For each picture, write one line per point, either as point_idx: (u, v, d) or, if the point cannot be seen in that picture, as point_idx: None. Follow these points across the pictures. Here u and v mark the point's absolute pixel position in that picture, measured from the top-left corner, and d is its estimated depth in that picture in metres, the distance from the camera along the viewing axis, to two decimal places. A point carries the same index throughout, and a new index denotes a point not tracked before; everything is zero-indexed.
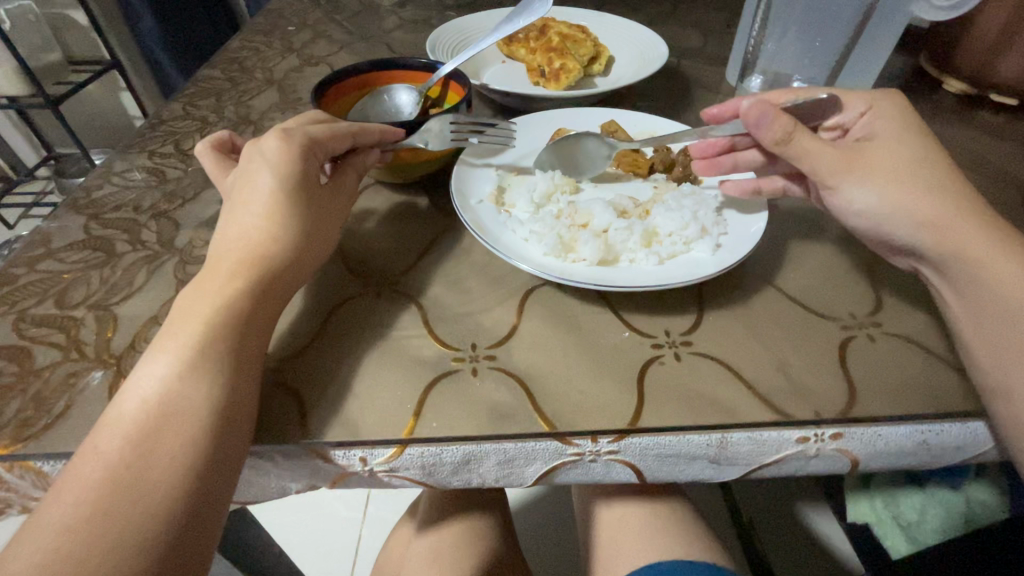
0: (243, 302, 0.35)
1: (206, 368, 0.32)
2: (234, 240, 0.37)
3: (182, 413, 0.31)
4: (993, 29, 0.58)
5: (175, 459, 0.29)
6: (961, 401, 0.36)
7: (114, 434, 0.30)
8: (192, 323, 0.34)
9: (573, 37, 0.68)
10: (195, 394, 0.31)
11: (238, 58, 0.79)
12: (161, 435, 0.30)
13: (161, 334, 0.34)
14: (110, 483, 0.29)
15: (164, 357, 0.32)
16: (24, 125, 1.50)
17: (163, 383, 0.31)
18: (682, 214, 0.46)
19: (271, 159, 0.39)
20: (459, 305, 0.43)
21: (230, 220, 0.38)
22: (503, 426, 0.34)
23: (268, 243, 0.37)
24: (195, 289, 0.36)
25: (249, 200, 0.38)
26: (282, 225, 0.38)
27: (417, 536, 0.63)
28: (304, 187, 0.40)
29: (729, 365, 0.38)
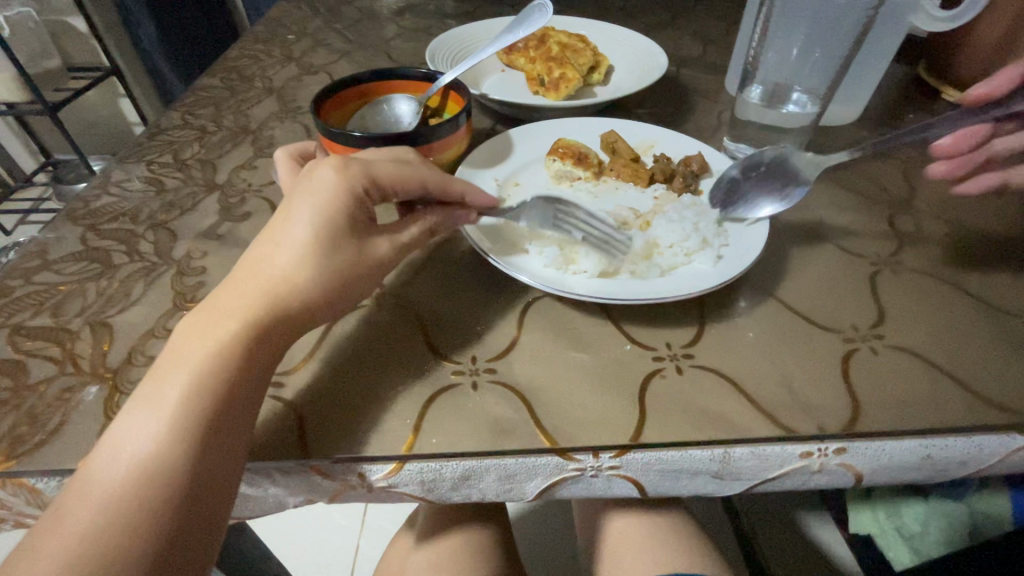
0: (243, 349, 0.33)
1: (192, 429, 0.30)
2: (260, 276, 0.35)
3: (163, 479, 0.29)
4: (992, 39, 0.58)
5: (151, 530, 0.28)
6: (965, 415, 0.36)
7: (91, 495, 0.29)
8: (186, 370, 0.32)
9: (572, 46, 0.68)
10: (177, 457, 0.30)
11: (237, 66, 0.78)
12: (139, 501, 0.29)
13: (149, 380, 0.32)
14: (82, 550, 0.28)
15: (152, 409, 0.31)
16: (23, 132, 1.50)
17: (145, 441, 0.30)
18: (684, 228, 0.46)
19: (320, 194, 0.37)
20: (459, 318, 0.42)
21: (262, 250, 0.36)
22: (503, 442, 0.34)
23: (290, 286, 0.35)
24: (192, 327, 0.34)
25: (289, 231, 0.36)
26: (311, 270, 0.35)
27: (416, 548, 0.63)
28: (350, 230, 0.37)
29: (731, 378, 0.38)
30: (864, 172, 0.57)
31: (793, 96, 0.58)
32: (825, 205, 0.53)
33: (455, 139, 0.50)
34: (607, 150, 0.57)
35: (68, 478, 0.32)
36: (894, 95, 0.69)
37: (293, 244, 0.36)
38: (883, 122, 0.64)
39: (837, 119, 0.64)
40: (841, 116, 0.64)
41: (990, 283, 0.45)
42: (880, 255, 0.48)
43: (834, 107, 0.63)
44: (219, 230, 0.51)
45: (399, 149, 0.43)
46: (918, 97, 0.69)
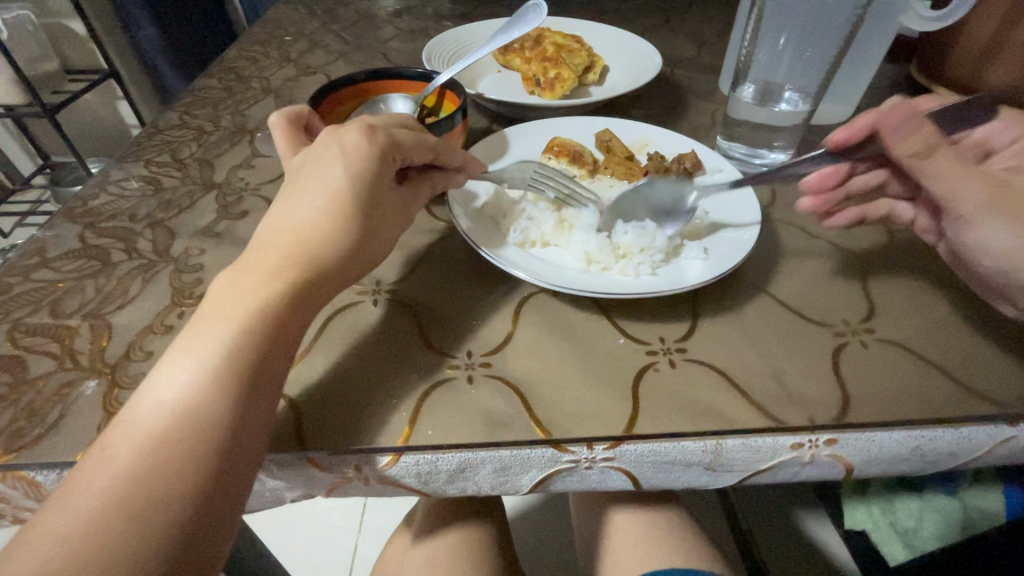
0: (280, 311, 0.34)
1: (228, 384, 0.31)
2: (292, 233, 0.36)
3: (197, 431, 0.30)
4: (980, 40, 0.59)
5: (183, 486, 0.29)
6: (953, 407, 0.36)
7: (128, 442, 0.30)
8: (216, 344, 0.32)
9: (567, 47, 0.69)
10: (210, 408, 0.30)
11: (235, 67, 0.79)
12: (175, 457, 0.29)
13: (190, 332, 0.33)
14: (116, 493, 0.28)
15: (189, 362, 0.32)
16: (20, 134, 1.50)
17: (183, 393, 0.31)
18: (647, 229, 0.46)
19: (349, 154, 0.38)
20: (455, 313, 0.43)
21: (289, 209, 0.37)
22: (498, 433, 0.34)
23: (327, 246, 0.36)
24: (230, 284, 0.35)
25: (318, 188, 0.37)
26: (343, 227, 0.37)
27: (413, 546, 0.63)
28: (377, 190, 0.39)
29: (723, 371, 0.38)
30: None
31: (785, 94, 0.59)
32: None
33: (451, 137, 0.51)
34: (602, 149, 0.57)
35: (67, 470, 0.33)
36: (885, 95, 0.69)
37: (323, 200, 0.37)
38: None
39: (829, 117, 0.64)
40: (834, 115, 0.64)
41: None
42: (871, 251, 0.48)
43: (825, 107, 0.64)
44: (217, 228, 0.51)
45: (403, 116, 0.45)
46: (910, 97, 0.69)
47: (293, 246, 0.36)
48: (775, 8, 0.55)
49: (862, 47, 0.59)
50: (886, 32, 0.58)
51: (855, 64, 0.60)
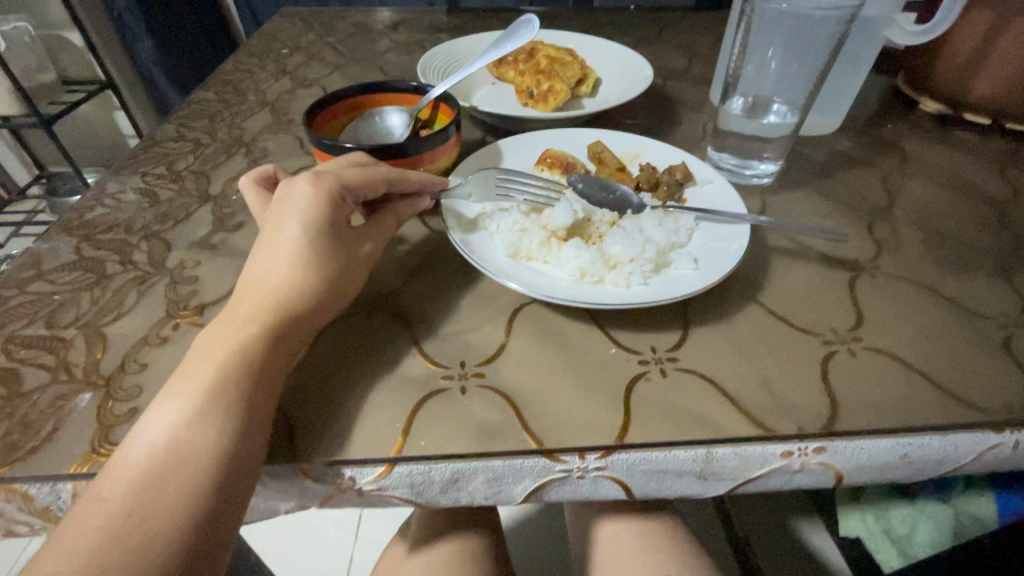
0: (260, 346, 0.35)
1: (217, 413, 0.32)
2: (255, 285, 0.37)
3: (190, 464, 0.30)
4: (964, 53, 0.61)
5: (176, 510, 0.29)
6: (939, 414, 0.37)
7: (119, 481, 0.30)
8: (204, 371, 0.33)
9: (561, 60, 0.70)
10: (202, 438, 0.31)
11: (232, 80, 0.80)
12: (167, 483, 0.30)
13: (177, 374, 0.34)
14: (109, 534, 0.28)
15: (176, 400, 0.32)
16: (16, 144, 1.50)
17: (176, 421, 0.31)
18: (636, 238, 0.46)
19: (301, 205, 0.40)
20: (449, 324, 0.43)
21: (256, 263, 0.38)
22: (492, 443, 0.35)
23: (291, 291, 0.37)
24: (214, 331, 0.36)
25: (277, 243, 0.39)
26: (306, 269, 0.38)
27: (408, 556, 0.63)
28: (336, 232, 0.40)
29: (713, 380, 0.39)
30: (845, 181, 0.59)
31: (774, 106, 0.60)
32: (807, 214, 0.55)
33: (443, 150, 0.51)
34: (594, 160, 0.58)
35: (60, 484, 0.33)
36: (873, 107, 0.71)
37: (283, 249, 0.38)
38: (862, 132, 0.66)
39: (818, 129, 0.65)
40: (823, 126, 0.65)
41: (966, 286, 0.46)
42: (860, 260, 0.49)
43: (814, 118, 0.65)
44: (212, 240, 0.51)
45: (353, 156, 0.46)
46: (897, 107, 0.71)
47: (276, 280, 0.37)
48: (763, 23, 0.56)
49: (850, 59, 0.59)
50: (873, 44, 0.59)
51: (843, 77, 0.61)
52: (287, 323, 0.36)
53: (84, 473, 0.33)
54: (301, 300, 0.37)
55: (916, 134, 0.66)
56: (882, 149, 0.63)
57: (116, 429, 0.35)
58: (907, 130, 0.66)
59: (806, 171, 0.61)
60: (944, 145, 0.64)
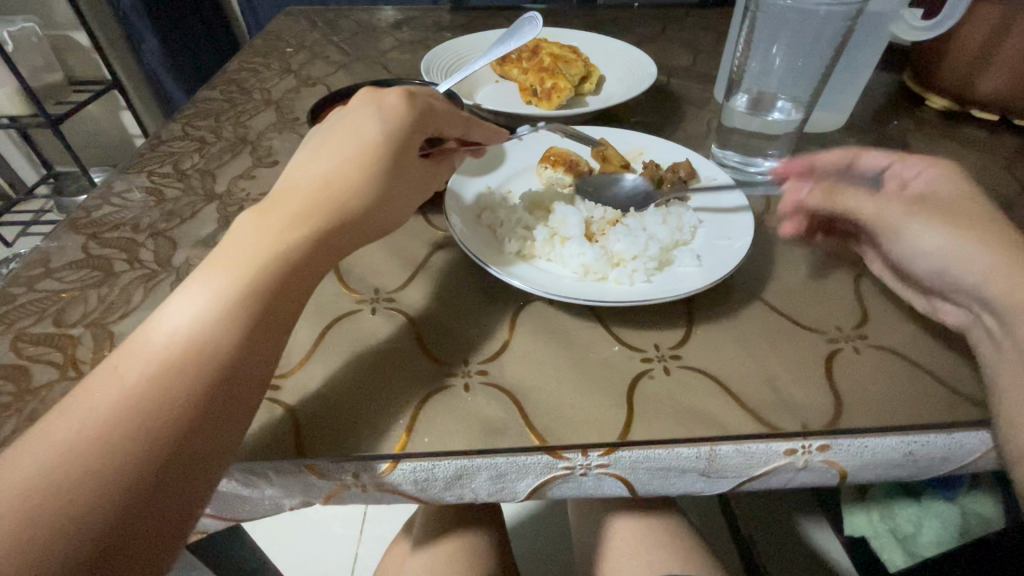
0: (300, 253, 0.34)
1: (225, 335, 0.31)
2: (313, 175, 0.37)
3: (184, 377, 0.29)
4: (971, 49, 0.60)
5: (150, 434, 0.27)
6: (945, 412, 0.36)
7: (120, 373, 0.29)
8: (236, 272, 0.32)
9: (564, 58, 0.70)
10: (217, 337, 0.30)
11: (237, 79, 0.80)
12: (154, 395, 0.28)
13: (212, 262, 0.33)
14: (92, 430, 0.27)
15: (201, 289, 0.32)
16: (24, 144, 1.52)
17: (188, 324, 0.30)
18: (638, 237, 0.46)
19: (386, 114, 0.40)
20: (453, 321, 0.43)
21: (320, 160, 0.38)
22: (495, 440, 0.35)
23: (345, 197, 0.36)
24: (253, 223, 0.35)
25: (348, 143, 0.38)
26: (371, 179, 0.38)
27: (412, 553, 0.63)
28: (407, 147, 0.40)
29: (717, 378, 0.39)
30: None
31: (778, 104, 0.60)
32: None
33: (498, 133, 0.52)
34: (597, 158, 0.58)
35: None
36: (879, 103, 0.70)
37: (352, 148, 0.38)
38: (868, 129, 0.66)
39: (824, 125, 0.65)
40: (826, 123, 0.65)
41: None
42: (864, 258, 0.49)
43: (819, 114, 0.64)
44: (218, 237, 0.52)
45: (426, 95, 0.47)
46: (903, 104, 0.71)
47: (330, 200, 0.36)
48: (767, 18, 0.56)
49: (855, 54, 0.59)
50: (879, 40, 0.58)
51: (848, 72, 0.61)
52: (322, 249, 0.35)
53: None
54: (358, 217, 0.37)
55: (922, 131, 0.66)
56: (888, 146, 0.63)
57: None
58: (913, 126, 0.66)
59: None
60: (951, 142, 0.63)
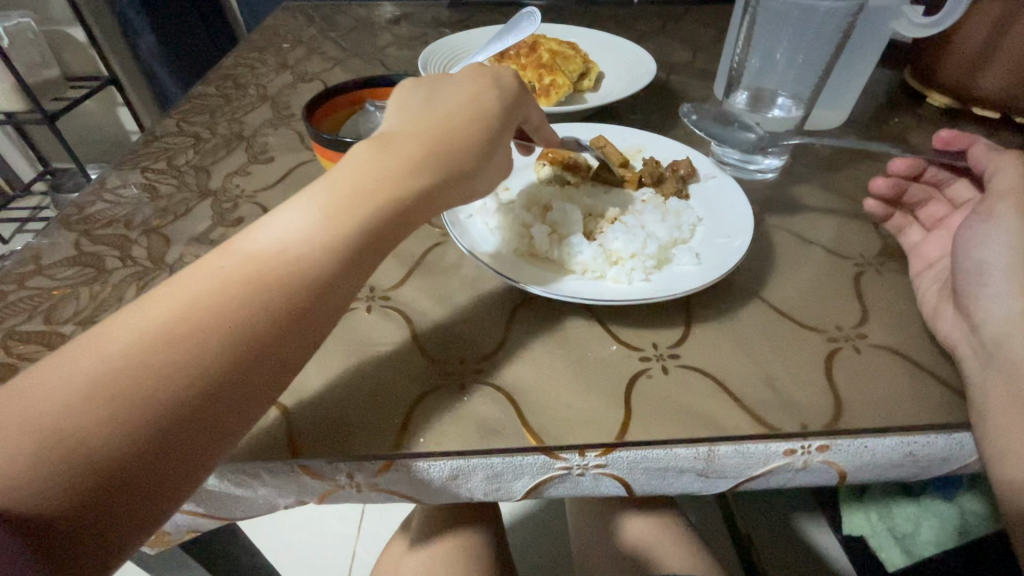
0: (411, 196, 0.33)
1: (330, 260, 0.29)
2: (429, 120, 0.37)
3: (278, 286, 0.28)
4: (972, 46, 0.60)
5: (233, 332, 0.26)
6: (945, 413, 0.36)
7: (227, 263, 0.28)
8: (355, 200, 0.31)
9: (563, 54, 0.69)
10: (318, 261, 0.29)
11: (232, 74, 0.79)
12: (250, 292, 0.27)
13: (329, 182, 0.32)
14: (185, 311, 0.26)
15: (315, 206, 0.31)
16: (21, 140, 1.51)
17: (297, 232, 0.30)
18: (637, 235, 0.46)
19: (502, 87, 0.41)
20: (449, 319, 0.43)
21: (439, 114, 0.38)
22: (491, 440, 0.34)
23: (454, 146, 0.36)
24: (373, 155, 0.33)
25: (465, 104, 0.39)
26: (483, 139, 0.37)
27: (408, 553, 0.62)
28: (509, 117, 0.40)
29: (715, 377, 0.38)
30: (850, 176, 0.59)
31: (778, 100, 0.61)
32: (814, 210, 0.54)
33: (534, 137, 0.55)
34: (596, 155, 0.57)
35: None
36: (880, 100, 0.70)
37: (473, 107, 0.38)
38: (868, 126, 0.66)
39: (823, 123, 0.65)
40: (825, 121, 0.65)
41: None
42: (865, 256, 0.49)
43: (819, 111, 0.64)
44: (212, 234, 0.51)
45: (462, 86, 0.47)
46: (903, 101, 0.70)
47: (448, 151, 0.35)
48: (767, 15, 0.56)
49: (856, 50, 0.58)
50: (879, 37, 0.58)
51: (849, 69, 0.60)
52: (430, 201, 0.34)
53: None
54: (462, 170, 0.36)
55: (922, 129, 0.65)
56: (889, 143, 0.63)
57: None
58: (913, 124, 0.66)
59: (811, 166, 0.60)
60: None
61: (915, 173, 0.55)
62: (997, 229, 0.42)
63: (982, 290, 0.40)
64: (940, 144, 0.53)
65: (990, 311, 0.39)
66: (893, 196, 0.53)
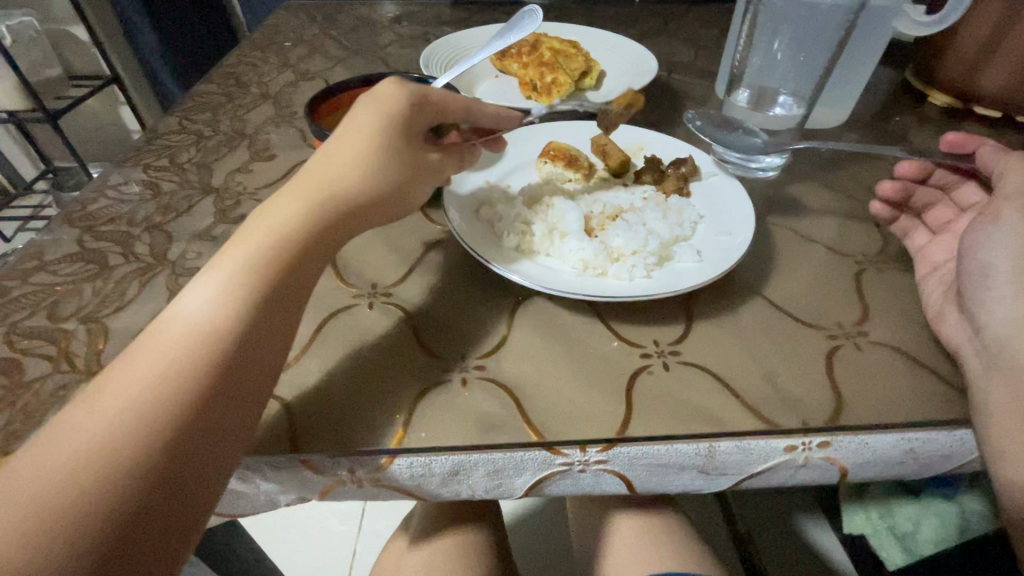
0: (305, 238, 0.35)
1: (240, 321, 0.31)
2: (311, 176, 0.38)
3: (203, 361, 0.30)
4: (974, 45, 0.60)
5: (177, 409, 0.28)
6: (946, 410, 0.36)
7: (133, 367, 0.29)
8: (251, 262, 0.33)
9: (564, 52, 0.70)
10: (239, 320, 0.31)
11: (234, 73, 0.79)
12: (175, 375, 0.29)
13: (220, 261, 0.33)
14: (115, 414, 0.27)
15: (213, 287, 0.32)
16: (23, 139, 1.51)
17: (205, 312, 0.31)
18: (638, 232, 0.46)
19: (382, 99, 0.40)
20: (451, 315, 0.43)
21: (320, 164, 0.38)
22: (493, 436, 0.34)
23: (343, 186, 0.37)
24: (254, 227, 0.35)
25: (347, 140, 0.39)
26: (366, 168, 0.38)
27: (409, 551, 0.62)
28: (407, 135, 0.40)
29: (717, 374, 0.38)
30: (851, 174, 0.59)
31: (779, 99, 0.61)
32: (815, 208, 0.54)
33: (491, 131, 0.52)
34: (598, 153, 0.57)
35: None
36: (881, 99, 0.70)
37: (364, 141, 0.39)
38: (870, 125, 0.66)
39: (826, 122, 0.65)
40: (827, 119, 0.64)
41: None
42: (866, 254, 0.49)
43: (820, 110, 0.64)
44: (214, 231, 0.51)
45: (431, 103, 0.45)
46: (905, 100, 0.70)
47: (329, 197, 0.37)
48: (769, 13, 0.56)
49: (858, 48, 0.59)
50: (881, 36, 0.58)
51: (850, 68, 0.60)
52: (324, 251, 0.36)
53: None
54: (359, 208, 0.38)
55: (923, 128, 0.65)
56: (890, 142, 0.63)
57: None
58: (915, 123, 0.66)
59: (812, 164, 0.60)
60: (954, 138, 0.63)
61: (923, 176, 0.52)
62: (998, 227, 0.42)
63: (983, 287, 0.40)
64: (947, 147, 0.51)
65: (990, 309, 0.39)
66: (899, 199, 0.52)
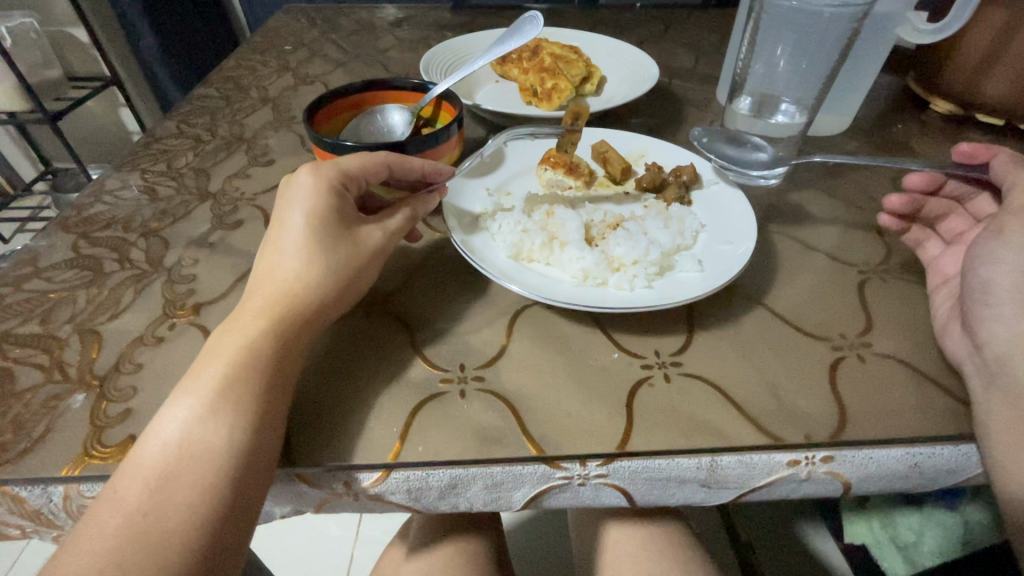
0: (267, 343, 0.35)
1: (231, 412, 0.32)
2: (280, 261, 0.38)
3: (208, 454, 0.31)
4: (976, 52, 0.59)
5: (196, 503, 0.30)
6: (950, 424, 0.36)
7: (141, 471, 0.31)
8: (235, 350, 0.34)
9: (565, 58, 0.69)
10: (233, 404, 0.32)
11: (233, 77, 0.79)
12: (185, 471, 0.30)
13: (201, 360, 0.35)
14: (138, 517, 0.29)
15: (200, 385, 0.33)
16: (23, 140, 1.50)
17: (198, 404, 0.32)
18: (639, 241, 0.45)
19: (303, 197, 0.40)
20: (449, 325, 0.42)
21: (267, 257, 0.39)
22: (491, 449, 0.34)
23: (297, 284, 0.37)
24: (228, 326, 0.36)
25: (283, 236, 0.39)
26: (312, 263, 0.38)
27: (407, 560, 0.62)
28: (343, 219, 0.40)
29: (719, 387, 0.38)
30: (854, 182, 0.58)
31: (782, 106, 0.60)
32: (817, 216, 0.54)
33: (444, 150, 0.51)
34: (599, 160, 0.58)
35: (51, 485, 0.32)
36: (883, 106, 0.70)
37: (313, 223, 0.39)
38: (872, 132, 0.65)
39: (826, 128, 0.64)
40: (831, 126, 0.64)
41: None
42: (869, 263, 0.48)
43: (824, 117, 0.64)
44: (210, 238, 0.51)
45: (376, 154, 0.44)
46: (908, 107, 0.70)
47: (301, 274, 0.38)
48: (771, 20, 0.56)
49: (860, 56, 0.59)
50: (883, 44, 0.58)
51: (853, 76, 0.60)
52: (310, 312, 0.37)
53: (76, 475, 0.32)
54: (322, 297, 0.38)
55: (925, 135, 0.65)
56: (892, 149, 0.62)
57: (110, 430, 0.35)
58: (917, 130, 0.66)
59: (815, 172, 0.60)
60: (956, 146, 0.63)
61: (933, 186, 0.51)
62: (1004, 234, 0.41)
63: (987, 295, 0.40)
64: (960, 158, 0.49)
65: (995, 321, 0.39)
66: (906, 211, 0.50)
